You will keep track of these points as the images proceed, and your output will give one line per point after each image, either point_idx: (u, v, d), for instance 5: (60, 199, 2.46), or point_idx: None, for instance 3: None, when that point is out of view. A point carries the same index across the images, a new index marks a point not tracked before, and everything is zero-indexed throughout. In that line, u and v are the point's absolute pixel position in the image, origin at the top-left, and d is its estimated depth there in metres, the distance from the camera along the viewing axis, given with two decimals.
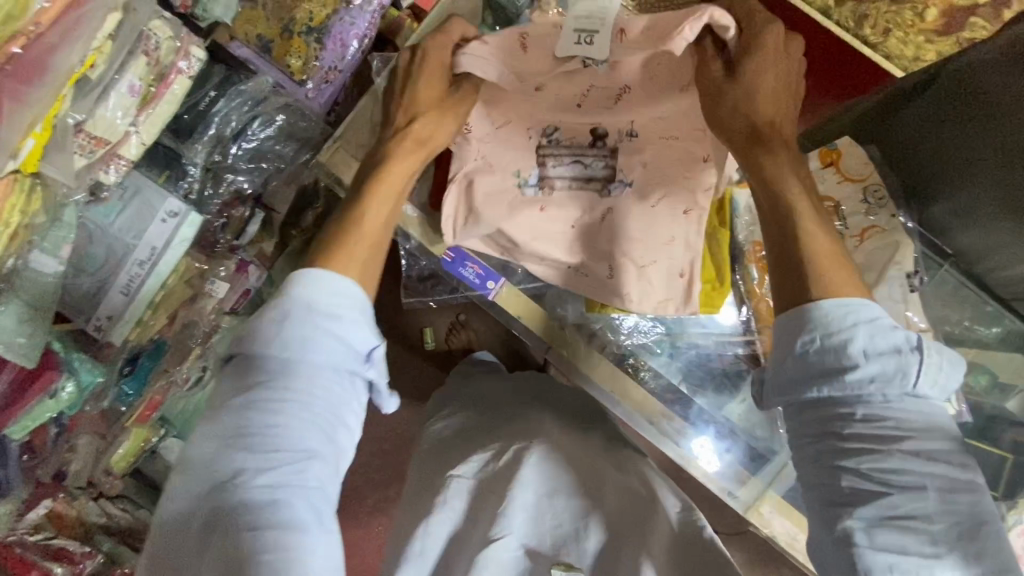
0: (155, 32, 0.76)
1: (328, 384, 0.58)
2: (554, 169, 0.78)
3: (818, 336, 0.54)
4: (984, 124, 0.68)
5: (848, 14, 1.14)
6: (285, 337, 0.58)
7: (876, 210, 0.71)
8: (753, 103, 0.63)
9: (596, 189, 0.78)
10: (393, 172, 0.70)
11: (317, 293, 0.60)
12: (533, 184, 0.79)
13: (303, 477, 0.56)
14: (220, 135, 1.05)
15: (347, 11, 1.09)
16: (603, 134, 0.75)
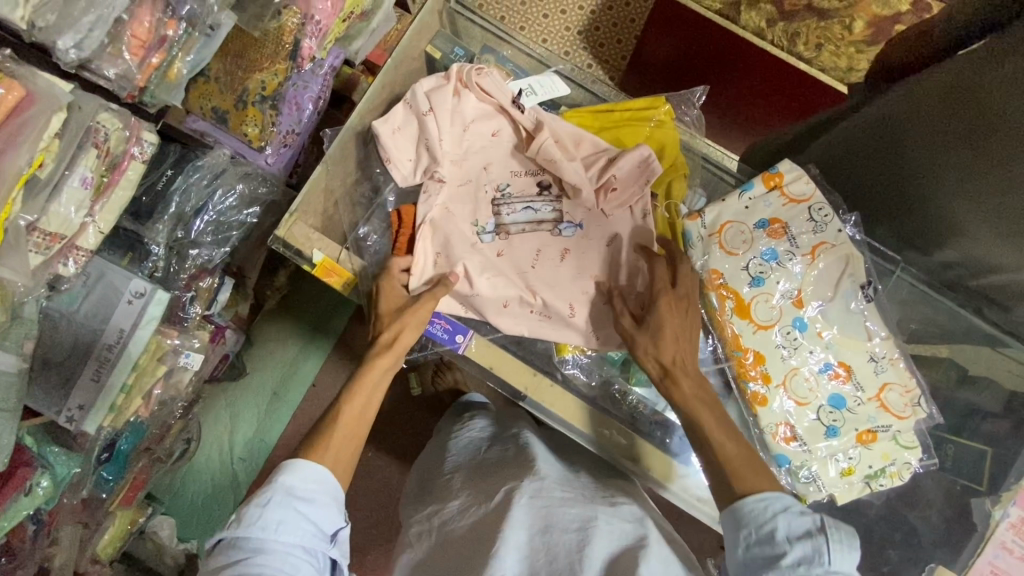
0: (103, 125, 0.76)
1: (297, 563, 0.57)
2: (509, 217, 0.82)
3: (754, 530, 0.60)
4: (950, 124, 0.71)
5: (781, 34, 1.19)
6: (260, 519, 0.57)
7: (822, 227, 0.70)
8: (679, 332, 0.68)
9: (547, 229, 0.82)
10: (364, 387, 0.71)
11: (293, 480, 0.61)
12: (491, 231, 0.81)
13: None
14: (181, 212, 1.05)
15: (300, 77, 1.11)
16: (548, 184, 0.83)
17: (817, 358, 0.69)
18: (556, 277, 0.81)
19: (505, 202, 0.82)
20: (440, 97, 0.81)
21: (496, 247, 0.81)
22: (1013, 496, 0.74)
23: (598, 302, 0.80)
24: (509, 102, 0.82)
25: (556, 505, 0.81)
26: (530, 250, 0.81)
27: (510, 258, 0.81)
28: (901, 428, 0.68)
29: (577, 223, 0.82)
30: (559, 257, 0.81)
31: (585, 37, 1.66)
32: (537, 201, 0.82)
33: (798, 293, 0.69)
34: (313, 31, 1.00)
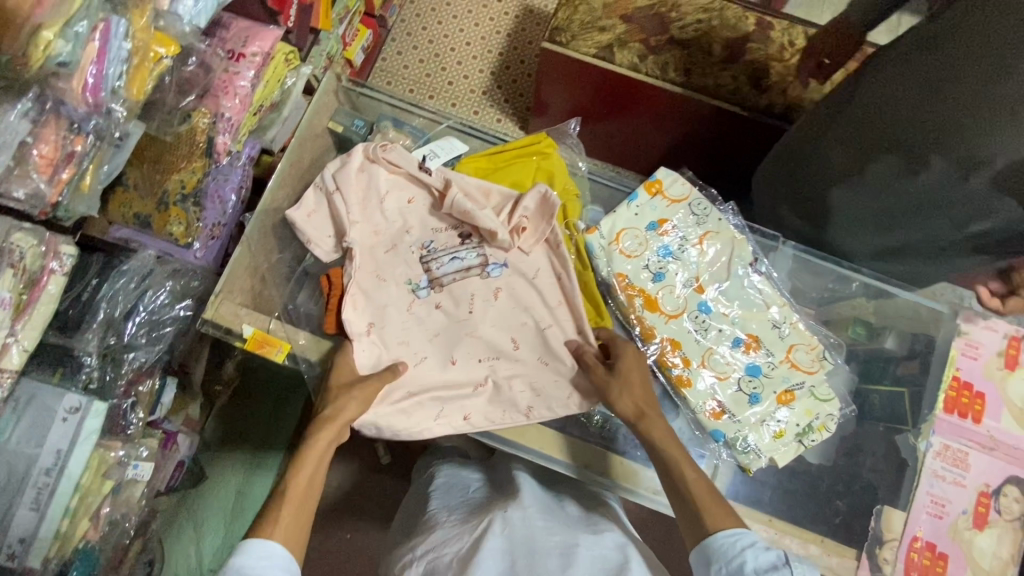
0: (18, 245, 0.79)
1: None
2: (439, 269, 0.84)
3: (723, 565, 0.60)
4: (895, 72, 0.76)
5: (652, 64, 1.35)
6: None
7: (705, 218, 0.79)
8: (635, 388, 0.73)
9: (477, 275, 0.84)
10: (309, 455, 0.70)
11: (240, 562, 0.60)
12: (425, 287, 0.84)
13: None
14: (110, 318, 1.05)
15: (218, 171, 1.15)
16: (466, 235, 0.86)
17: (727, 334, 0.75)
18: (494, 317, 0.83)
19: (432, 257, 0.85)
20: (349, 181, 0.86)
21: (434, 301, 0.84)
22: (932, 426, 0.80)
23: (535, 332, 0.83)
24: (417, 169, 0.87)
25: (527, 534, 0.81)
26: (463, 299, 0.84)
27: (448, 311, 0.84)
28: (813, 382, 0.74)
29: (502, 262, 0.84)
30: (493, 296, 0.84)
31: (490, 95, 1.80)
32: (461, 249, 0.86)
33: (697, 280, 0.77)
34: (225, 126, 1.08)
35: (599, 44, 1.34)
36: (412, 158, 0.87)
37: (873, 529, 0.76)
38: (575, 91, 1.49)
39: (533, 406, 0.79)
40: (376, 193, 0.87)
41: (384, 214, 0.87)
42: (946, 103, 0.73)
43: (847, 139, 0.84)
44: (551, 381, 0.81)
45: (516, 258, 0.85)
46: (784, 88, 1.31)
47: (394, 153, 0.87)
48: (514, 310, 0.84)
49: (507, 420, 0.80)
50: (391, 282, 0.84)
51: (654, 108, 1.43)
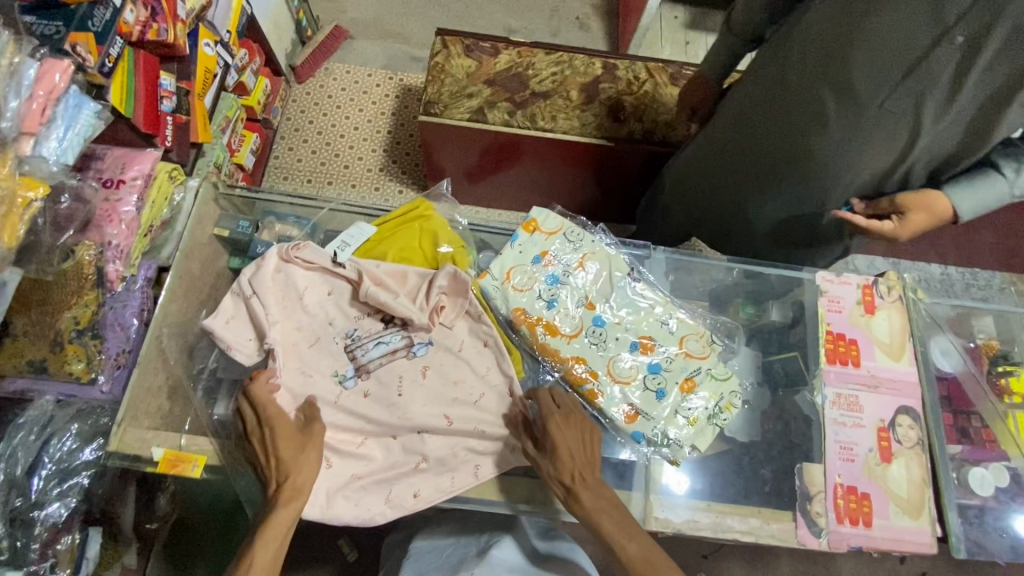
0: None
1: None
2: (364, 356, 0.78)
3: None
4: (768, 120, 0.99)
5: (523, 118, 1.47)
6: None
7: (580, 242, 0.86)
8: (570, 458, 0.72)
9: (402, 357, 0.79)
10: (271, 532, 0.70)
11: None
12: (352, 376, 0.78)
13: None
14: (13, 477, 1.00)
15: (115, 299, 1.12)
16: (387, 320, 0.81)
17: (624, 342, 0.82)
18: (429, 396, 0.77)
19: (355, 346, 0.79)
20: (262, 283, 0.81)
21: (362, 390, 0.77)
22: (823, 379, 0.88)
23: (470, 407, 0.77)
24: (331, 264, 0.84)
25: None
26: (393, 384, 0.77)
27: (377, 396, 0.77)
28: (709, 365, 0.81)
29: (428, 340, 0.80)
30: (423, 376, 0.78)
31: (387, 171, 1.89)
32: (386, 332, 0.80)
33: (587, 298, 0.83)
34: (115, 254, 1.08)
35: (471, 109, 1.46)
36: (321, 254, 0.84)
37: (800, 487, 0.82)
38: (461, 153, 1.61)
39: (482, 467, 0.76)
40: (293, 290, 0.82)
41: (296, 312, 0.81)
42: (811, 132, 0.94)
43: (752, 169, 1.07)
44: (495, 447, 0.77)
45: (445, 331, 0.81)
46: (639, 116, 1.47)
47: (304, 249, 0.84)
48: (446, 387, 0.78)
49: (460, 488, 0.75)
50: (317, 376, 0.78)
51: (536, 153, 1.54)
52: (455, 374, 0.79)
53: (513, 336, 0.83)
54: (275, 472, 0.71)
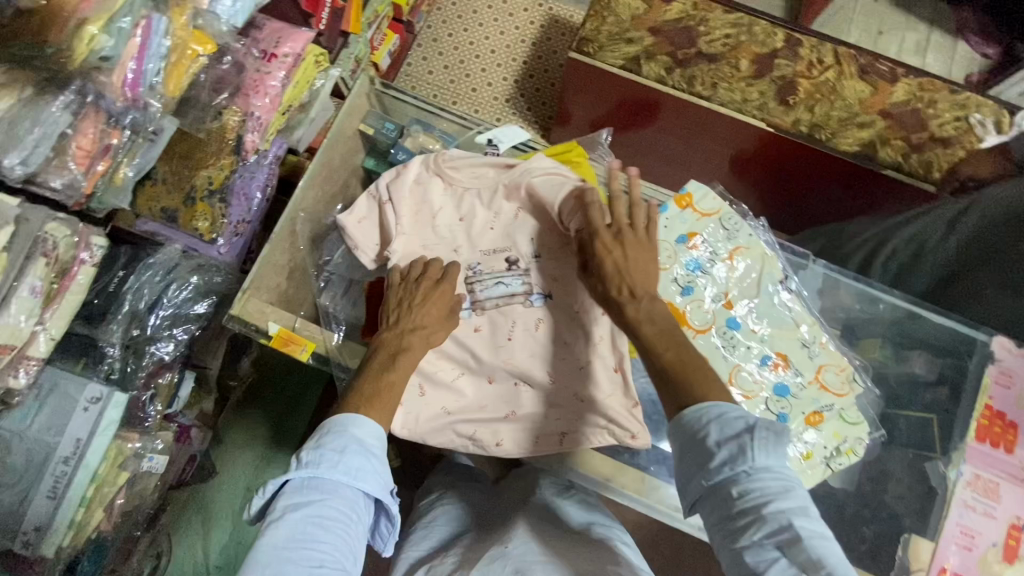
0: (52, 234, 0.78)
1: (358, 513, 0.60)
2: (483, 292, 0.79)
3: (687, 441, 0.58)
4: None
5: (680, 78, 1.34)
6: (341, 464, 0.60)
7: (735, 233, 0.78)
8: (625, 264, 0.69)
9: (520, 302, 0.79)
10: (396, 375, 0.69)
11: (356, 438, 0.62)
12: (468, 308, 0.79)
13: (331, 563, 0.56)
14: (134, 310, 1.05)
15: (246, 168, 1.16)
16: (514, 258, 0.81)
17: (755, 353, 0.74)
18: (536, 349, 0.78)
19: (476, 279, 0.80)
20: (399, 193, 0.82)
21: (474, 325, 0.79)
22: (963, 455, 0.78)
23: (573, 371, 0.77)
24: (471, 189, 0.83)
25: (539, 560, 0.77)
26: (507, 326, 0.78)
27: (487, 334, 0.78)
28: (843, 405, 0.73)
29: (548, 292, 0.79)
30: (534, 327, 0.78)
31: (513, 103, 1.81)
32: (507, 274, 0.80)
33: (727, 295, 0.76)
34: (254, 126, 1.09)
35: (625, 56, 1.34)
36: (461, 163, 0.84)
37: (900, 558, 0.74)
38: (598, 101, 1.50)
39: (567, 432, 0.75)
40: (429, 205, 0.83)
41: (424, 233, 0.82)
42: None
43: None
44: (585, 416, 0.75)
45: (564, 288, 0.79)
46: (811, 105, 1.30)
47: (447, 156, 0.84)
48: (552, 346, 0.78)
49: (543, 448, 0.75)
50: None
51: (680, 120, 1.42)
52: (561, 334, 0.78)
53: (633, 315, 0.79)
54: (414, 322, 0.73)
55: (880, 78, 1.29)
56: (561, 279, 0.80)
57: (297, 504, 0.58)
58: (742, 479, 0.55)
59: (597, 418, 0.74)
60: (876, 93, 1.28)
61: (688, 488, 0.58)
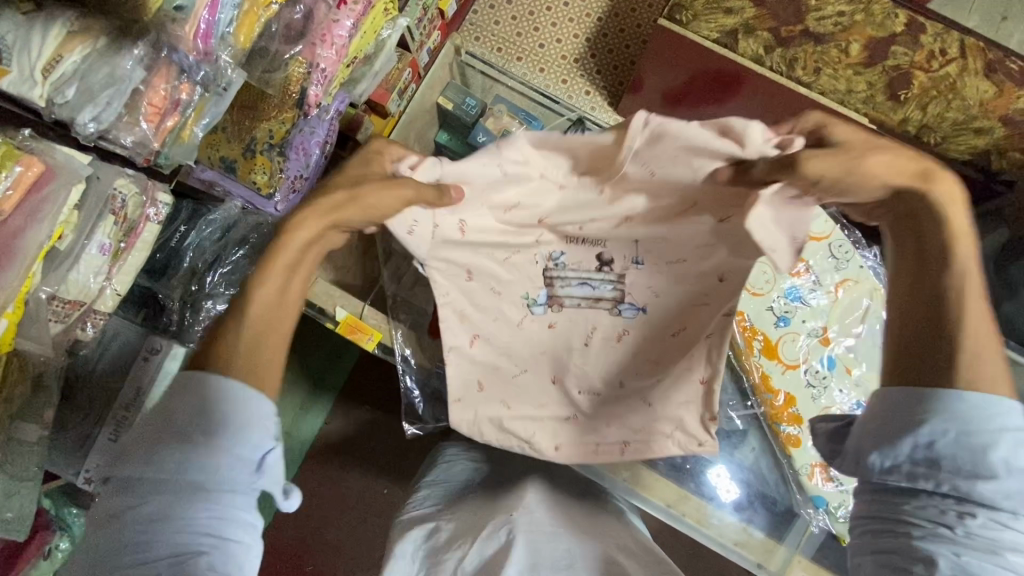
0: (121, 191, 0.76)
1: (208, 464, 0.53)
2: (563, 290, 0.81)
3: (954, 431, 0.52)
4: None
5: (779, 59, 1.20)
6: (179, 406, 0.55)
7: (845, 264, 0.88)
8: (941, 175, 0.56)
9: (606, 307, 0.80)
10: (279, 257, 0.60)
11: (204, 372, 0.56)
12: (542, 304, 0.81)
13: (183, 521, 0.52)
14: (194, 268, 1.05)
15: (306, 122, 1.09)
16: (608, 258, 0.79)
17: (850, 394, 0.86)
18: (624, 356, 0.82)
19: (558, 275, 0.80)
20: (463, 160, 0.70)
21: (549, 320, 0.82)
22: None
23: (650, 383, 0.81)
24: None
25: (548, 530, 0.78)
26: (582, 327, 0.81)
27: (561, 330, 0.82)
28: None
29: (642, 305, 0.79)
30: (615, 336, 0.81)
31: (583, 65, 1.69)
32: (597, 278, 0.79)
33: (825, 332, 0.87)
34: (319, 78, 0.99)
35: (722, 29, 1.21)
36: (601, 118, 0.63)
37: None
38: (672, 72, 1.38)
39: (629, 442, 0.80)
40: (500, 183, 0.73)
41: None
42: None
43: None
44: (644, 418, 0.80)
45: (656, 305, 0.79)
46: (925, 103, 1.15)
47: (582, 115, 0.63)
48: (636, 355, 0.81)
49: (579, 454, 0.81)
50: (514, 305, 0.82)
51: (766, 98, 1.26)
52: (642, 340, 0.81)
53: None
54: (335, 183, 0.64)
55: (1008, 79, 1.06)
56: (657, 293, 0.78)
57: (134, 484, 0.54)
58: (1004, 512, 0.51)
59: (655, 420, 0.80)
60: (1006, 95, 1.08)
61: (915, 474, 0.53)
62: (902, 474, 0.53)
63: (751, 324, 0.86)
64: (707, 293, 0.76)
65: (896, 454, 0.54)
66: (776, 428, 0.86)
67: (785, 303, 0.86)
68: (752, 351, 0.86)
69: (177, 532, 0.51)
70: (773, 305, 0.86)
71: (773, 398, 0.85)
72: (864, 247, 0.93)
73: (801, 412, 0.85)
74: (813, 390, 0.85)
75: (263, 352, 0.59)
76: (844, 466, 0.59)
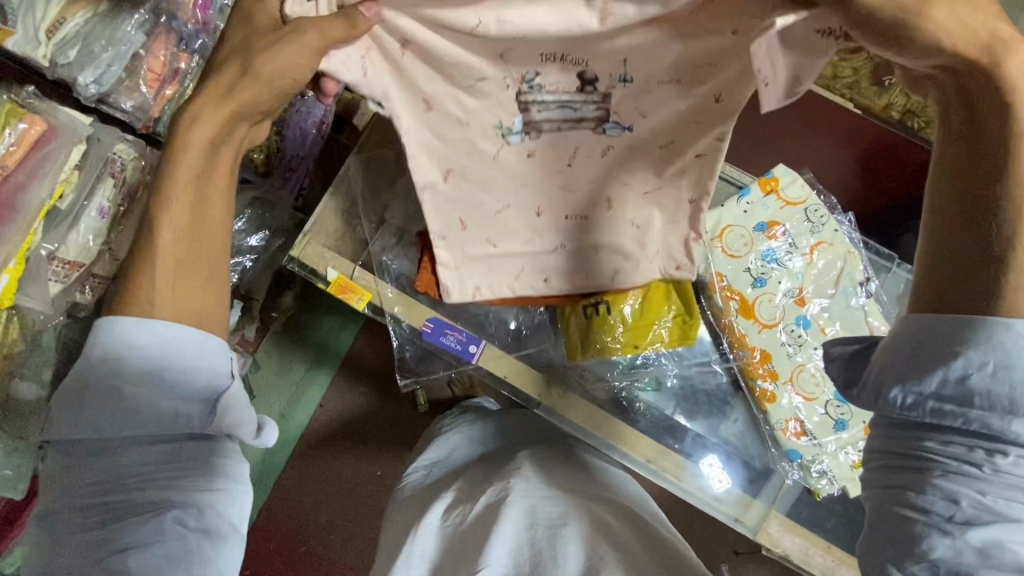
0: (120, 155, 0.78)
1: (164, 413, 0.55)
2: (539, 116, 0.63)
3: (992, 370, 0.48)
4: None
5: None
6: (116, 363, 0.55)
7: (820, 228, 0.91)
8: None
9: (588, 129, 0.64)
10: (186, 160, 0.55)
11: (133, 324, 0.54)
12: (518, 133, 0.65)
13: (149, 466, 0.55)
14: None
15: (302, 101, 1.12)
16: (593, 78, 0.58)
17: None
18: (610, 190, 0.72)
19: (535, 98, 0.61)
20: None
21: (526, 149, 0.67)
22: None
23: (617, 213, 0.74)
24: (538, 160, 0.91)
25: (544, 495, 0.79)
26: (562, 147, 0.66)
27: (542, 159, 0.68)
28: None
29: (627, 124, 0.63)
30: (598, 152, 0.67)
31: None
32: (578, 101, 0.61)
33: (800, 292, 0.90)
34: None
35: None
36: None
37: None
38: None
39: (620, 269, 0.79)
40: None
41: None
42: None
43: None
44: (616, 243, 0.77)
45: (644, 128, 0.63)
46: None
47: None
48: (600, 181, 0.71)
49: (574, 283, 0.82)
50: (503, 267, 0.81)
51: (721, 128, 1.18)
52: (620, 161, 0.68)
53: (702, 299, 0.92)
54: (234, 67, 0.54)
55: None
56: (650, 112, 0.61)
57: (78, 448, 0.56)
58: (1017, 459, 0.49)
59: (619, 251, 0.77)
60: None
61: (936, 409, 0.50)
62: (918, 405, 0.50)
63: (728, 284, 0.90)
64: (701, 112, 0.60)
65: (922, 381, 0.50)
66: (753, 384, 0.89)
67: (760, 264, 0.89)
68: (728, 310, 0.89)
69: (141, 481, 0.55)
70: (749, 266, 0.90)
71: (750, 355, 0.88)
72: (840, 213, 0.96)
73: (777, 368, 0.88)
74: (789, 348, 0.88)
75: (183, 288, 0.56)
76: (859, 398, 0.55)
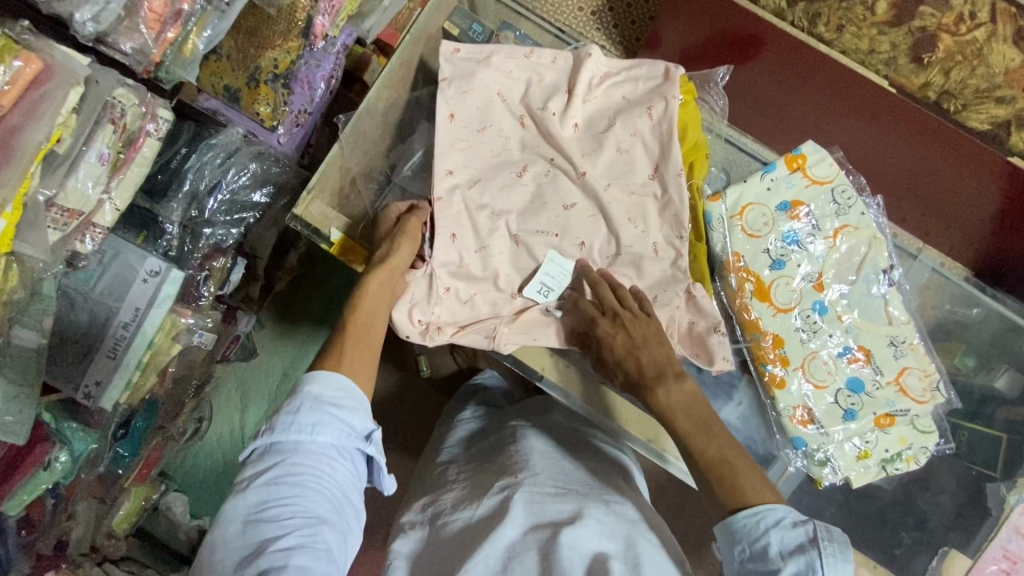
0: (120, 100, 0.76)
1: (334, 464, 0.62)
2: None
3: (746, 546, 0.65)
4: None
5: (802, 14, 1.01)
6: (295, 423, 0.62)
7: (846, 211, 0.88)
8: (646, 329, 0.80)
9: None
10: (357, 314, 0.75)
11: (316, 393, 0.64)
12: None
13: (318, 542, 0.58)
14: (195, 190, 1.05)
15: (312, 54, 1.07)
16: None
17: (838, 340, 0.87)
18: None
19: None
20: (508, 57, 0.90)
21: None
22: None
23: None
24: (551, 118, 0.89)
25: (560, 489, 0.79)
26: None
27: None
28: (919, 412, 0.85)
29: None
30: None
31: (602, 19, 1.36)
32: None
33: (819, 277, 0.87)
34: (326, 8, 1.00)
35: None
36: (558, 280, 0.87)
37: (933, 565, 0.85)
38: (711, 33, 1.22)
39: None
40: (532, 82, 0.90)
41: (484, 167, 0.89)
42: None
43: None
44: None
45: None
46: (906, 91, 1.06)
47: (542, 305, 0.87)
48: None
49: None
50: (499, 222, 0.88)
51: None
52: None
53: (716, 280, 0.89)
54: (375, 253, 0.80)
55: None
56: None
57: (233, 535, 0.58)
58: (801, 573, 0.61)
59: None
60: None
61: None
62: None
63: (745, 265, 0.88)
64: None
65: None
66: (762, 368, 0.87)
67: (777, 244, 0.87)
68: (744, 291, 0.87)
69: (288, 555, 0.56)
70: (768, 248, 0.87)
71: (763, 340, 0.87)
72: (868, 196, 0.93)
73: (789, 355, 0.86)
74: (803, 334, 0.86)
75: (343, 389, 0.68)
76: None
